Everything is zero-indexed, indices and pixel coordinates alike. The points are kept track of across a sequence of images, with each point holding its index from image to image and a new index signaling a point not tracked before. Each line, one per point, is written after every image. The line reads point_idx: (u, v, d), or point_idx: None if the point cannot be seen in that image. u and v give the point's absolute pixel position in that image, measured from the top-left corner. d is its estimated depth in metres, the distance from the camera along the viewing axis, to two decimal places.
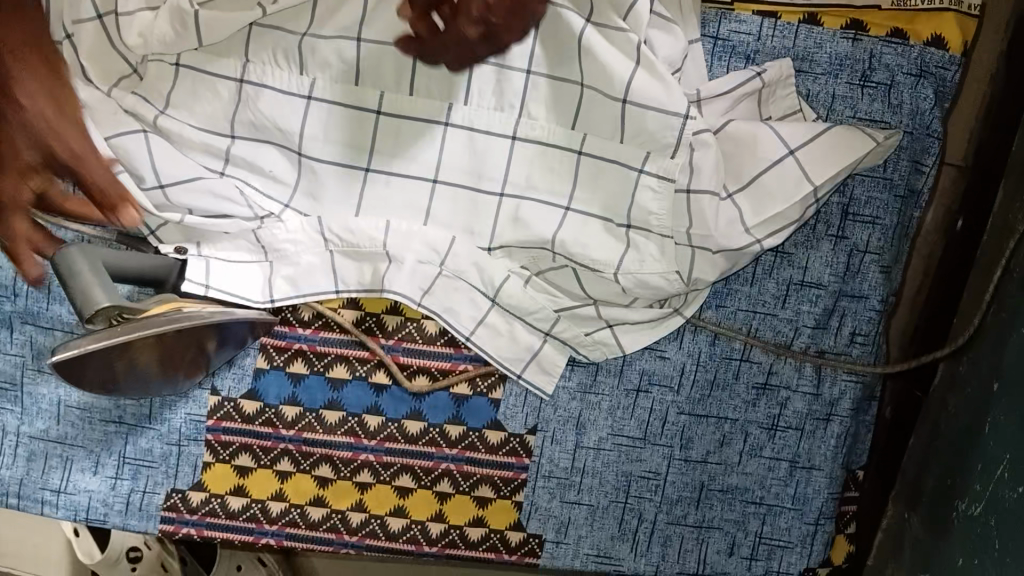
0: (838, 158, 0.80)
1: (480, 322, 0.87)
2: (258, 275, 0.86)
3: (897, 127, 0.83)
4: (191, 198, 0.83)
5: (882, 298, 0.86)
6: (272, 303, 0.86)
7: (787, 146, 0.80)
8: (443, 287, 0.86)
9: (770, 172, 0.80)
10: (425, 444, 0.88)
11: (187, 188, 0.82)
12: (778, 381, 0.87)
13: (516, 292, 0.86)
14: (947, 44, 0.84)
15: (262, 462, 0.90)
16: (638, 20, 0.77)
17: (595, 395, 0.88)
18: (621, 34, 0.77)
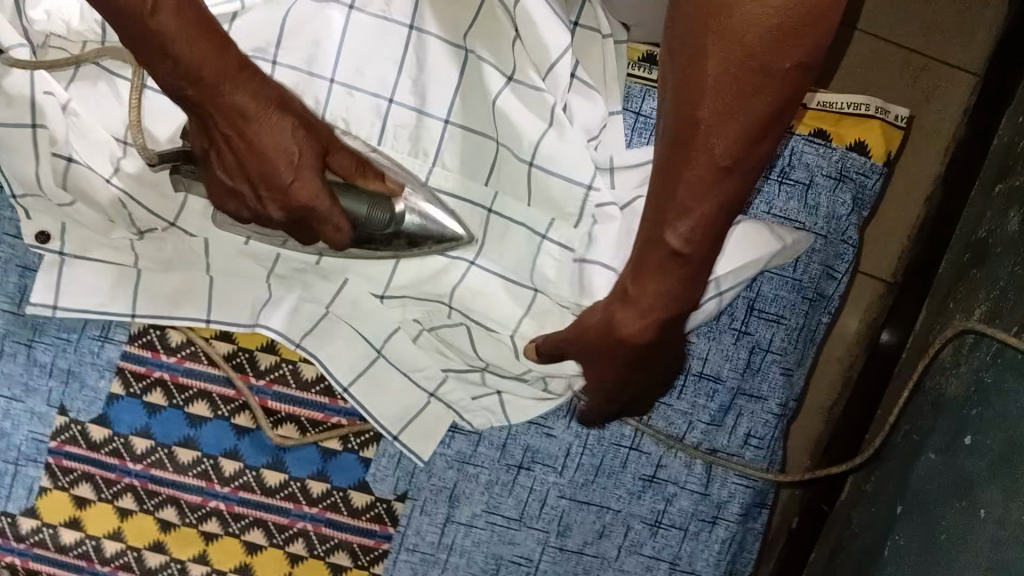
0: (741, 253, 0.78)
1: (363, 372, 0.81)
2: (126, 285, 0.80)
3: (807, 236, 0.81)
4: (89, 186, 0.78)
5: (780, 402, 0.83)
6: (134, 316, 0.80)
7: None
8: (331, 325, 0.81)
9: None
10: (282, 499, 0.81)
11: (83, 176, 0.78)
12: (666, 475, 0.82)
13: (406, 345, 0.82)
14: (869, 151, 0.83)
15: (103, 496, 0.82)
16: (556, 84, 0.76)
17: (473, 466, 0.83)
18: (539, 94, 0.76)
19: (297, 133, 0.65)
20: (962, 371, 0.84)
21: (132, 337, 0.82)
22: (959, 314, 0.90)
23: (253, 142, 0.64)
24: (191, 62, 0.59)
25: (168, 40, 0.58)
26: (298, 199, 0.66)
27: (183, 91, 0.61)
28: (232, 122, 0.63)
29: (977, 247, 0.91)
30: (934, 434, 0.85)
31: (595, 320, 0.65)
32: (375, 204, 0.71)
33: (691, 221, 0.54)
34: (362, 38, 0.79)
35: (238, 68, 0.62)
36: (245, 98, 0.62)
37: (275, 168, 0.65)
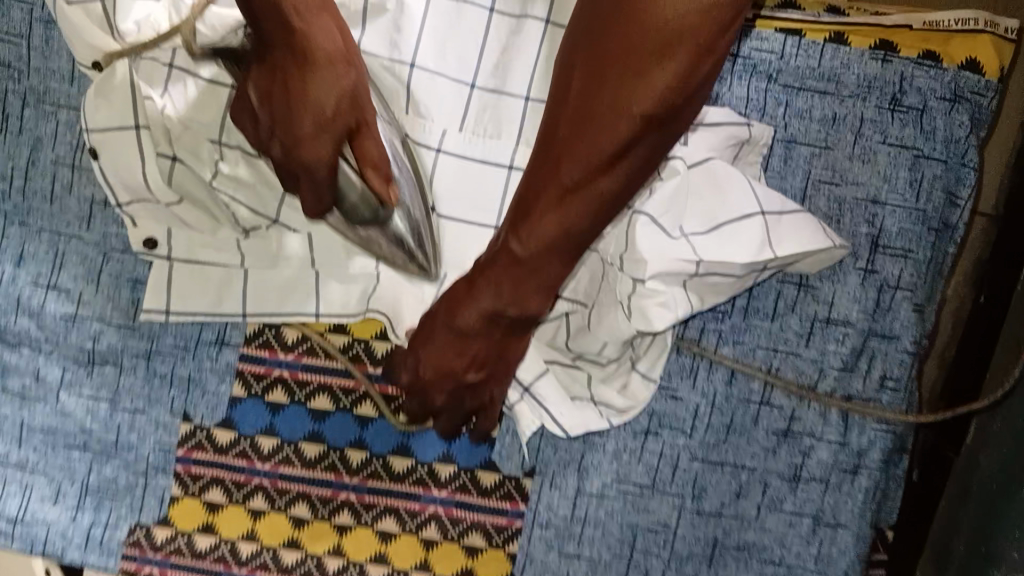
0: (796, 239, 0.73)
1: None
2: (235, 284, 0.81)
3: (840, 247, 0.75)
4: (191, 188, 0.78)
5: (915, 339, 0.79)
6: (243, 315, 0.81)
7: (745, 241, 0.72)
8: None
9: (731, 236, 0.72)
10: (412, 484, 0.81)
11: (187, 178, 0.78)
12: (801, 427, 0.79)
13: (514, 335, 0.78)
14: (981, 68, 0.79)
15: (234, 499, 0.82)
16: None
17: (599, 437, 0.80)
18: None
19: (340, 104, 0.65)
20: None
21: (249, 337, 0.82)
22: None
23: (293, 88, 0.64)
24: None
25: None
26: (303, 156, 0.65)
27: (257, 15, 0.61)
28: (288, 66, 0.63)
29: None
30: None
31: (445, 344, 0.70)
32: (368, 193, 0.68)
33: (528, 231, 0.59)
34: (444, 19, 0.76)
35: (316, 10, 0.63)
36: (313, 41, 0.63)
37: (300, 119, 0.65)
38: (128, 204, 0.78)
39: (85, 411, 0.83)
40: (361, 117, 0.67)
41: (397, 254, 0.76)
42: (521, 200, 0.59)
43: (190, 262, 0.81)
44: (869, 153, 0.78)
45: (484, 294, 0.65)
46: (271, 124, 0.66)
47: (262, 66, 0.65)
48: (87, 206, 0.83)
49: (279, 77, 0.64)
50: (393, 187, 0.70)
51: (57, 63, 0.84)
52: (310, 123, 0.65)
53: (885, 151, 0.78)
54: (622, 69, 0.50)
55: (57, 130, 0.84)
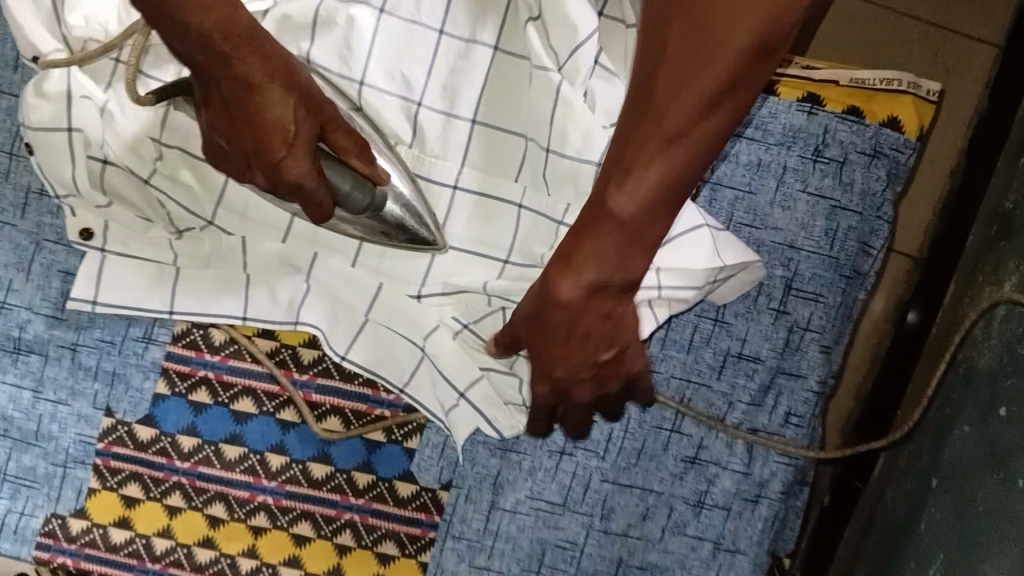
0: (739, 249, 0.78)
1: (414, 372, 0.80)
2: (165, 282, 0.81)
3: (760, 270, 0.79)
4: (120, 186, 0.79)
5: (820, 379, 0.83)
6: (172, 312, 0.81)
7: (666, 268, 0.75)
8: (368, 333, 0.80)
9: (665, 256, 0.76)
10: (329, 490, 0.82)
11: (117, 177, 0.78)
12: (708, 456, 0.83)
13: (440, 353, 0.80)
14: (902, 127, 0.83)
15: (151, 495, 0.83)
16: (574, 70, 0.75)
17: (516, 453, 0.83)
18: (546, 74, 0.75)
19: (298, 114, 0.65)
20: (994, 342, 0.82)
21: (176, 337, 0.83)
22: (989, 286, 0.86)
23: (251, 115, 0.64)
24: (200, 27, 0.59)
25: (176, 1, 0.57)
26: (287, 176, 0.66)
27: (192, 53, 0.61)
28: (236, 91, 0.63)
29: (1004, 219, 0.87)
30: (967, 404, 0.83)
31: (567, 306, 0.60)
32: (360, 183, 0.70)
33: (633, 187, 0.55)
34: (392, 41, 0.77)
35: (243, 36, 0.61)
36: (249, 67, 0.62)
37: (268, 142, 0.64)
38: (62, 197, 0.79)
39: (7, 399, 0.83)
40: (320, 118, 0.67)
41: (393, 235, 0.76)
42: (614, 159, 0.55)
43: (122, 257, 0.81)
44: (789, 200, 0.82)
45: (586, 263, 0.58)
46: (247, 163, 0.67)
47: (212, 99, 0.65)
48: (22, 195, 0.83)
49: (237, 109, 0.64)
50: (376, 167, 0.72)
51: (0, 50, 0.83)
52: (285, 140, 0.64)
53: (804, 199, 0.82)
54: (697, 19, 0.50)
55: None
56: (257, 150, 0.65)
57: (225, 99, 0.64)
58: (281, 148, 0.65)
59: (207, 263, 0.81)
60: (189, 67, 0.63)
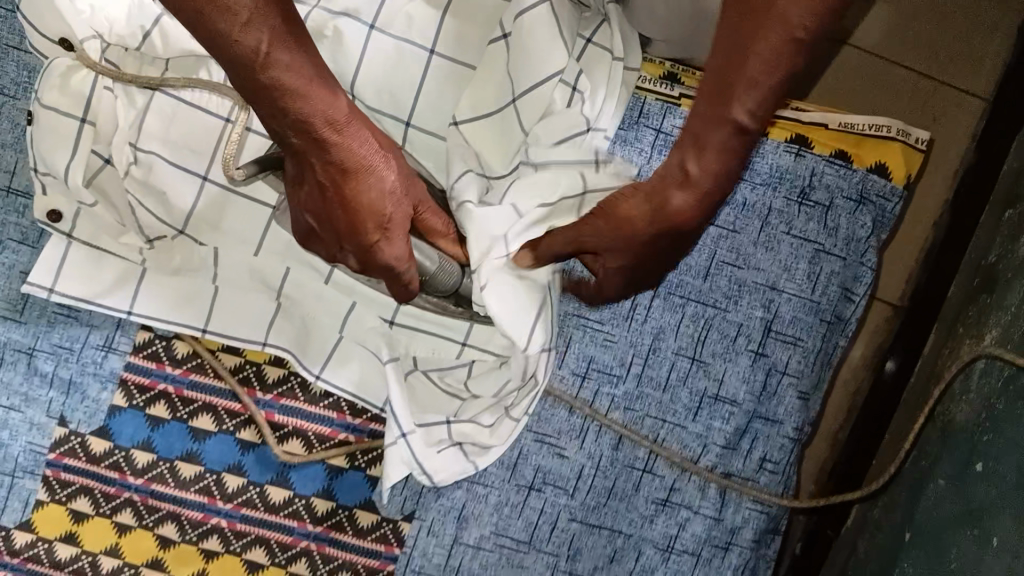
0: None
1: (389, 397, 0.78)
2: (130, 281, 0.78)
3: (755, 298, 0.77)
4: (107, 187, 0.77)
5: (797, 425, 0.81)
6: (130, 314, 0.78)
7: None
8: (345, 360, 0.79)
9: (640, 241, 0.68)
10: (286, 516, 0.79)
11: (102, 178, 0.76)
12: (679, 499, 0.81)
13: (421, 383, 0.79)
14: (889, 173, 0.82)
15: (101, 511, 0.79)
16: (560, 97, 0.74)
17: (483, 486, 0.80)
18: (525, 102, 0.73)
19: (394, 198, 0.62)
20: (972, 396, 0.80)
21: (137, 346, 0.80)
22: (970, 339, 0.85)
23: (346, 201, 0.60)
24: (302, 112, 0.55)
25: (280, 94, 0.53)
26: (381, 259, 0.63)
27: (287, 135, 0.57)
28: (331, 176, 0.59)
29: (986, 273, 0.87)
30: (943, 458, 0.81)
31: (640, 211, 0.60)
32: (444, 265, 0.69)
33: (711, 157, 0.55)
34: (382, 59, 0.76)
35: (347, 120, 0.57)
36: (352, 152, 0.58)
37: (362, 228, 0.61)
38: (36, 167, 0.75)
39: None
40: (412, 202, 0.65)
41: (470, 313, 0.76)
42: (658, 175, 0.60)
43: (89, 249, 0.78)
44: (773, 241, 0.80)
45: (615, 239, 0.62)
46: (345, 254, 0.65)
47: (307, 181, 0.62)
48: None
49: (336, 200, 0.61)
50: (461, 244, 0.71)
51: None
52: (379, 225, 0.61)
53: (788, 242, 0.81)
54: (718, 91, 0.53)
55: None
56: (349, 235, 0.62)
57: (320, 186, 0.61)
58: (368, 232, 0.62)
59: (174, 271, 0.79)
60: (281, 143, 0.59)
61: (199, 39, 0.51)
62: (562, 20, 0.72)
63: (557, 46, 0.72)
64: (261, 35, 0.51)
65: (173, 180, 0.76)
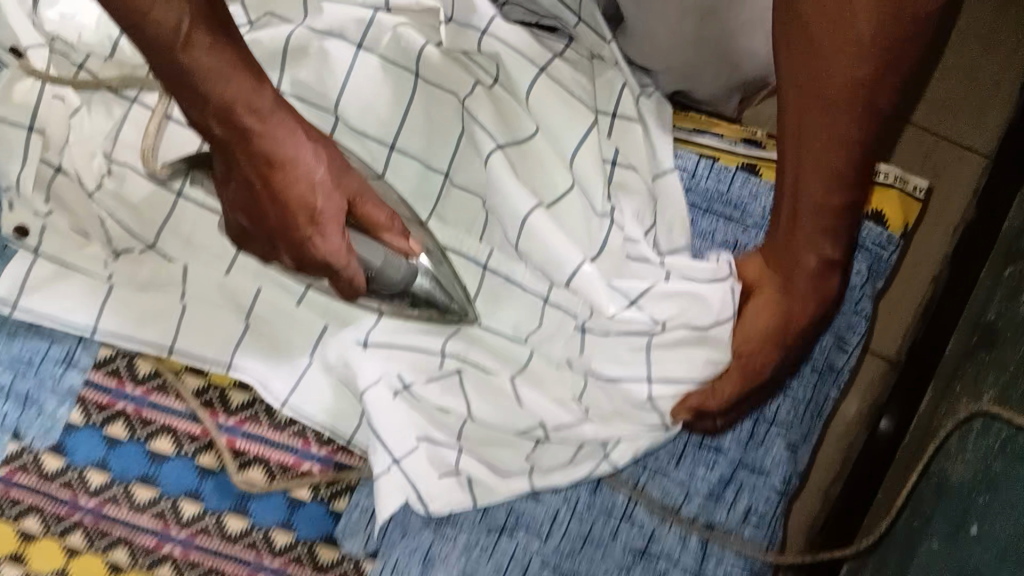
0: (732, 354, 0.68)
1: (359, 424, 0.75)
2: (96, 295, 0.75)
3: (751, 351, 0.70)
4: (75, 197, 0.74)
5: (784, 477, 0.77)
6: (94, 333, 0.75)
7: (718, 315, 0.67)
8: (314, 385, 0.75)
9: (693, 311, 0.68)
10: (244, 548, 0.75)
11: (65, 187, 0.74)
12: (659, 550, 0.76)
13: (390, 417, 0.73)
14: (886, 221, 0.79)
15: (51, 531, 0.74)
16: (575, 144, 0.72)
17: (452, 526, 0.76)
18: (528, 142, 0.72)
19: (323, 186, 0.62)
20: (967, 455, 0.76)
21: (98, 362, 0.77)
22: (966, 397, 0.81)
23: (274, 193, 0.61)
24: (217, 97, 0.57)
25: (200, 77, 0.56)
26: (314, 253, 0.63)
27: (205, 124, 0.59)
28: (255, 167, 0.60)
29: (985, 329, 0.84)
30: (936, 519, 0.77)
31: (763, 329, 0.68)
32: (391, 259, 0.66)
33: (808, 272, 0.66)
34: (368, 80, 0.74)
35: (270, 114, 0.59)
36: (271, 141, 0.60)
37: (294, 221, 0.62)
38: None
39: None
40: (349, 195, 0.65)
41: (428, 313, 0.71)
42: (747, 278, 0.70)
43: (58, 262, 0.75)
44: None
45: (765, 351, 0.68)
46: (284, 255, 0.65)
47: (241, 181, 0.63)
48: None
49: (265, 191, 0.62)
50: (409, 240, 0.68)
51: None
52: (306, 217, 0.62)
53: None
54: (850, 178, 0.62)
55: None
56: (280, 232, 0.63)
57: (256, 183, 0.61)
58: (297, 221, 0.62)
59: (139, 285, 0.76)
60: (205, 138, 0.61)
61: (144, 52, 0.55)
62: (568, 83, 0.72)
63: (575, 109, 0.71)
64: (180, 12, 0.53)
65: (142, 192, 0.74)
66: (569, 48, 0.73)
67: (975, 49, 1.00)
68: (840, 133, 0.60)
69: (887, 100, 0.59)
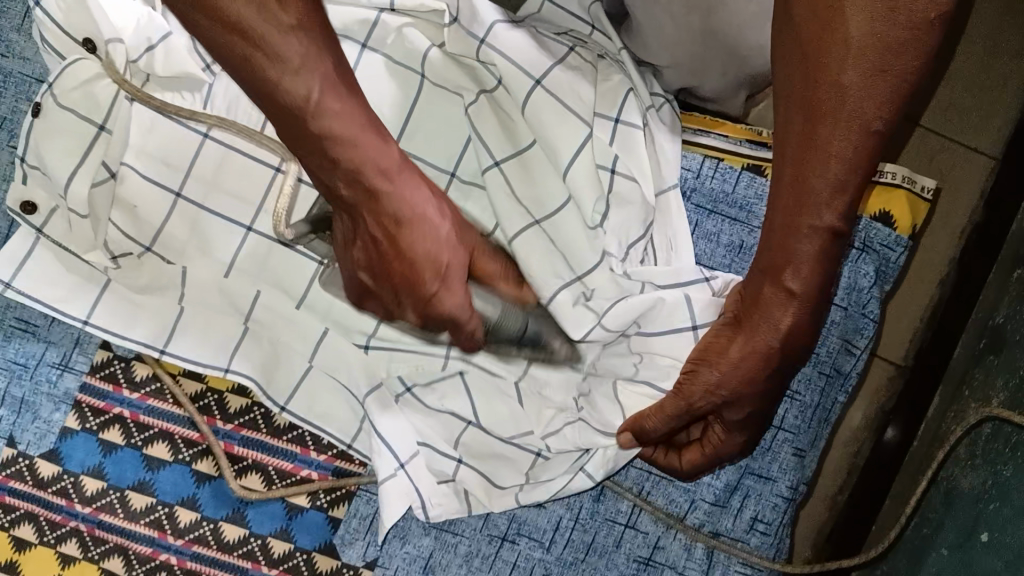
0: None
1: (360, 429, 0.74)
2: (94, 293, 0.74)
3: None
4: None
5: (791, 484, 0.76)
6: (85, 324, 0.74)
7: (692, 318, 0.66)
8: (315, 389, 0.74)
9: (656, 316, 0.67)
10: (240, 557, 0.74)
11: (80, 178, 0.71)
12: (663, 558, 0.75)
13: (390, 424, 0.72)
14: (894, 223, 0.78)
15: (45, 540, 0.74)
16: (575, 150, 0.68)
17: (452, 535, 0.74)
18: (528, 151, 0.70)
19: (451, 243, 0.59)
20: (977, 463, 0.75)
21: (94, 366, 0.76)
22: (976, 403, 0.80)
23: (403, 254, 0.57)
24: (351, 159, 0.52)
25: (331, 140, 0.50)
26: (441, 311, 0.59)
27: (337, 189, 0.54)
28: (384, 229, 0.56)
29: (993, 334, 0.82)
30: (945, 528, 0.76)
31: (731, 355, 0.59)
32: (508, 310, 0.65)
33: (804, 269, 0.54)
34: (370, 78, 0.72)
35: (400, 166, 0.55)
36: (409, 203, 0.56)
37: (420, 278, 0.58)
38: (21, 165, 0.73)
39: None
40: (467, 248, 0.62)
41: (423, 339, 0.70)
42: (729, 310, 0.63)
43: (58, 251, 0.74)
44: None
45: (705, 372, 0.61)
46: (409, 314, 0.61)
47: (357, 237, 0.58)
48: None
49: (395, 255, 0.57)
50: (523, 287, 0.67)
51: None
52: (441, 280, 0.58)
53: None
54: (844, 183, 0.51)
55: None
56: (405, 289, 0.59)
57: (377, 245, 0.57)
58: (425, 283, 0.58)
59: (137, 289, 0.75)
60: (330, 198, 0.56)
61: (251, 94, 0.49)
62: (566, 96, 0.69)
63: (570, 120, 0.68)
64: (310, 82, 0.47)
65: (144, 190, 0.71)
66: (573, 54, 0.71)
67: (990, 48, 0.97)
68: (831, 154, 0.51)
69: (875, 105, 0.49)
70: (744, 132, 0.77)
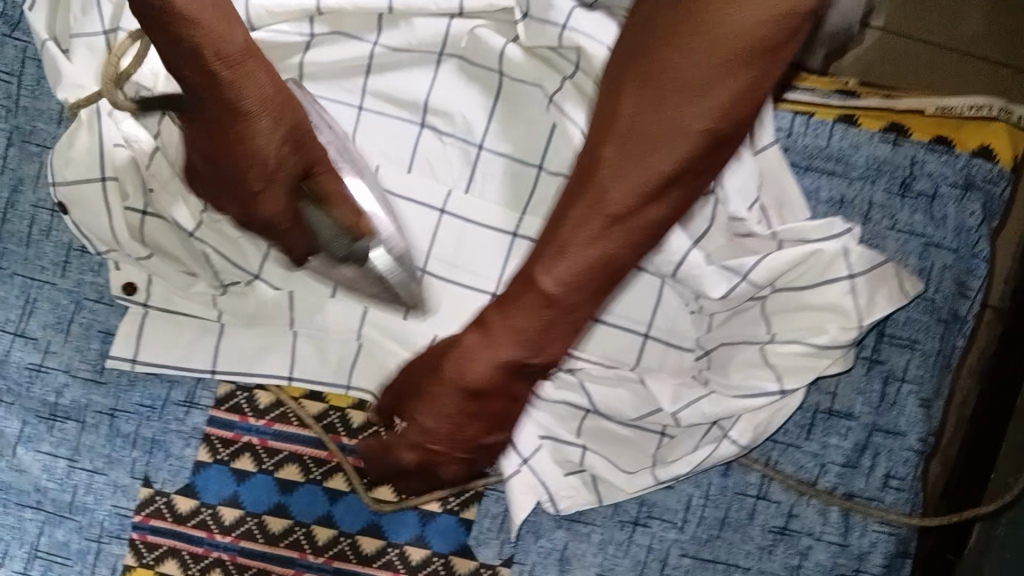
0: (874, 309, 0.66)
1: None
2: (211, 337, 0.77)
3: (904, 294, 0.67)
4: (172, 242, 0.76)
5: (921, 437, 0.74)
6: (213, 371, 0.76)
7: (849, 268, 0.66)
8: None
9: (804, 268, 0.67)
10: (380, 567, 0.75)
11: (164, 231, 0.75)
12: (799, 526, 0.74)
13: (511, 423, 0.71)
14: (995, 156, 0.75)
15: (191, 572, 0.76)
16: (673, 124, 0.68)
17: (585, 525, 0.74)
18: None
19: (280, 150, 0.63)
20: None
21: (219, 399, 0.78)
22: None
23: (234, 141, 0.63)
24: (197, 48, 0.59)
25: (184, 18, 0.58)
26: (261, 216, 0.66)
27: (179, 67, 0.60)
28: (217, 113, 0.62)
29: None
30: None
31: (577, 271, 0.57)
32: (338, 233, 0.67)
33: (628, 179, 0.55)
34: (452, 86, 0.76)
35: (242, 56, 0.61)
36: (238, 93, 0.61)
37: (245, 180, 0.65)
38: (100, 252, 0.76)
39: (41, 469, 0.78)
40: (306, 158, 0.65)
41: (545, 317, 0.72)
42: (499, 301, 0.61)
43: (166, 316, 0.77)
44: (876, 239, 0.74)
45: (548, 273, 0.57)
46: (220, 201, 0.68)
47: (196, 142, 0.65)
48: (64, 253, 0.80)
49: (223, 147, 0.63)
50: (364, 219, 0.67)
51: (45, 102, 0.80)
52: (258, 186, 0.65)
53: (892, 237, 0.75)
54: (660, 78, 0.54)
55: (40, 174, 0.80)
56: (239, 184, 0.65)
57: (212, 145, 0.64)
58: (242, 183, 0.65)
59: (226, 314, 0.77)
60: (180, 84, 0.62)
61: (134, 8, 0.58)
62: None
63: None
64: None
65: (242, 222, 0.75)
66: None
67: None
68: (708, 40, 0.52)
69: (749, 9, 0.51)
70: (832, 84, 0.76)
